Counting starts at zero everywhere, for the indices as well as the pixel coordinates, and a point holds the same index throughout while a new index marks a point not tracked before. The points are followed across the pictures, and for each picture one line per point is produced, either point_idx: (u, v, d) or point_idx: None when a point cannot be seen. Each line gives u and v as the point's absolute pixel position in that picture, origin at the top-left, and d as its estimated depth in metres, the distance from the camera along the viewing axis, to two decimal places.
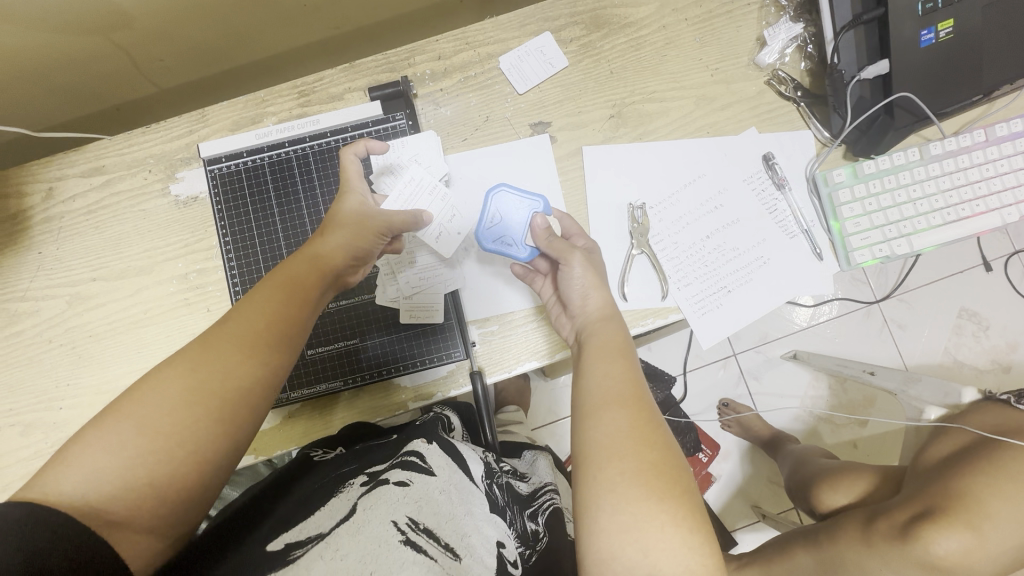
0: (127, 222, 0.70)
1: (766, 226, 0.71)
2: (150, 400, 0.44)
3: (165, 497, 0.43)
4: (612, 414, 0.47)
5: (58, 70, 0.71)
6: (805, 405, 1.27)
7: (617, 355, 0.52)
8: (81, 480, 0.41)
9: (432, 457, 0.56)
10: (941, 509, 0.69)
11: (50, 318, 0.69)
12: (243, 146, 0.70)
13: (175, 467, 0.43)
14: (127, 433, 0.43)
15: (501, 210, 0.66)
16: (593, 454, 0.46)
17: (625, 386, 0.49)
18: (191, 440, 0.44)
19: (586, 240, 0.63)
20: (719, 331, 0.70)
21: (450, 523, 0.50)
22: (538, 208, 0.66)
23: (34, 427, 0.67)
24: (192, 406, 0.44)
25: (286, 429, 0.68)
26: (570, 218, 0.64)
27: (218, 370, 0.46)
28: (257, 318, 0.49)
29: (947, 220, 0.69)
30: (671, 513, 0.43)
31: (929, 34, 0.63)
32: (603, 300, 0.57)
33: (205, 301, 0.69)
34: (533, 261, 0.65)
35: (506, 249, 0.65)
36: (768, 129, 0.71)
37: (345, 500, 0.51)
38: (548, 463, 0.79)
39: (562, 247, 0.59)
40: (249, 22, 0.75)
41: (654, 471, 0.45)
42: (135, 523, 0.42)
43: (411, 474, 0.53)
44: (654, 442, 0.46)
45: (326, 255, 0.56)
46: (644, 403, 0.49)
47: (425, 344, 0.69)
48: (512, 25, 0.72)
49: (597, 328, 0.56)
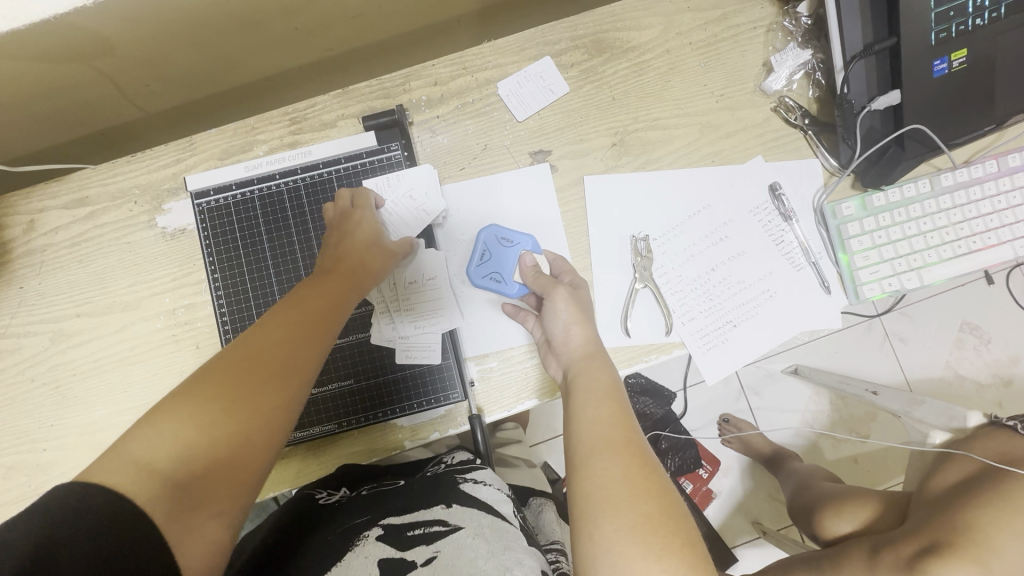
0: (112, 255, 0.68)
1: (772, 258, 0.69)
2: (207, 388, 0.44)
3: (233, 481, 0.43)
4: (604, 461, 0.45)
5: (40, 100, 0.68)
6: (806, 422, 1.25)
7: (608, 398, 0.51)
8: (129, 474, 0.39)
9: (455, 516, 0.52)
10: (947, 542, 0.68)
11: (33, 355, 0.67)
12: (231, 178, 0.67)
13: (237, 447, 0.43)
14: (183, 420, 0.42)
15: (489, 245, 0.66)
16: (587, 507, 0.43)
17: (615, 429, 0.48)
18: (249, 424, 0.44)
19: (573, 275, 0.64)
20: (723, 366, 0.68)
21: (489, 561, 0.45)
22: (527, 246, 0.66)
23: (17, 469, 0.65)
24: (248, 394, 0.45)
25: (279, 471, 0.66)
26: (563, 258, 0.66)
27: (261, 349, 0.47)
28: (303, 315, 0.52)
29: (957, 253, 0.67)
30: (671, 571, 0.41)
31: (942, 65, 0.61)
32: (588, 338, 0.57)
33: (194, 338, 0.67)
34: (523, 297, 0.66)
35: (495, 284, 0.66)
36: (774, 158, 0.69)
37: (364, 558, 0.48)
38: (555, 515, 0.80)
39: (547, 283, 0.62)
40: (238, 48, 0.72)
41: (652, 524, 0.42)
42: (209, 508, 0.41)
43: (437, 544, 0.48)
44: (650, 491, 0.44)
45: (358, 263, 0.60)
46: (635, 446, 0.47)
47: (421, 385, 0.67)
48: (510, 49, 0.69)
49: (583, 366, 0.55)
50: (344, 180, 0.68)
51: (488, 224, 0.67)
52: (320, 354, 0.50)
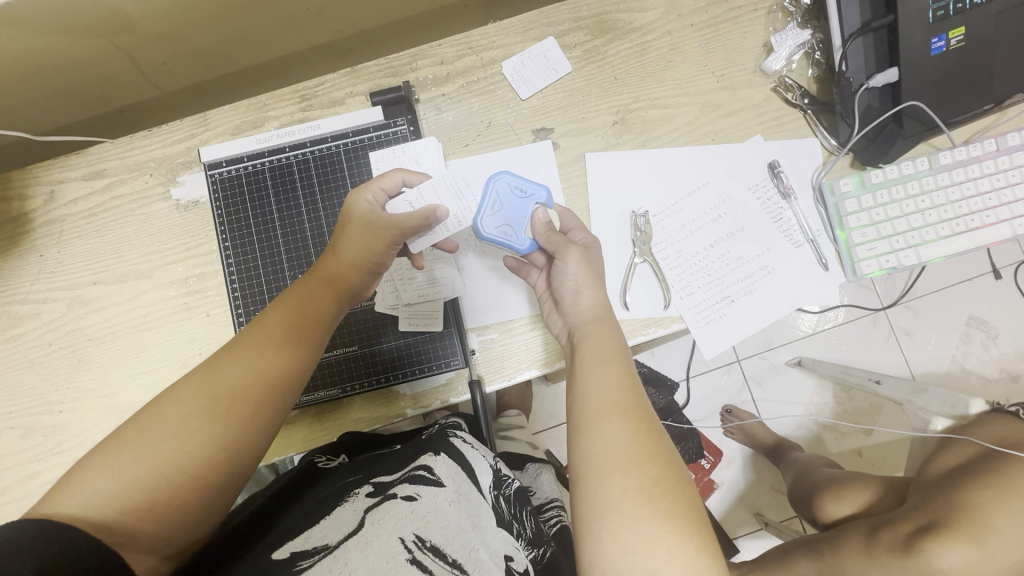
0: (127, 225, 0.70)
1: (771, 235, 0.70)
2: (156, 426, 0.44)
3: (172, 517, 0.43)
4: (611, 425, 0.45)
5: (62, 76, 0.71)
6: (809, 413, 1.25)
7: (613, 360, 0.50)
8: (82, 501, 0.41)
9: (441, 468, 0.54)
10: (945, 521, 0.67)
11: (51, 321, 0.69)
12: (243, 151, 0.70)
13: (177, 487, 0.43)
14: (130, 459, 0.43)
15: (501, 197, 0.63)
16: (592, 470, 0.44)
17: (625, 396, 0.47)
18: (193, 463, 0.44)
19: (585, 235, 0.61)
20: (721, 341, 0.69)
21: (459, 537, 0.48)
22: (541, 199, 0.62)
23: (33, 429, 0.67)
24: (194, 432, 0.44)
25: (285, 436, 0.68)
26: (571, 213, 0.63)
27: (217, 383, 0.46)
28: (267, 341, 0.49)
29: (956, 231, 0.68)
30: (677, 534, 0.41)
31: (941, 42, 0.61)
32: (598, 300, 0.55)
33: (205, 306, 0.69)
34: (531, 253, 0.62)
35: (506, 238, 0.62)
36: (774, 136, 0.70)
37: (352, 510, 0.50)
38: (552, 477, 0.81)
39: (560, 241, 0.58)
40: (250, 26, 0.74)
41: (660, 489, 0.43)
42: (142, 543, 0.42)
43: (419, 488, 0.51)
44: (658, 458, 0.44)
45: (342, 271, 0.57)
46: (645, 413, 0.47)
47: (424, 353, 0.68)
48: (515, 30, 0.71)
49: (591, 330, 0.54)
50: (351, 153, 0.70)
51: (502, 171, 0.63)
52: (274, 379, 0.48)
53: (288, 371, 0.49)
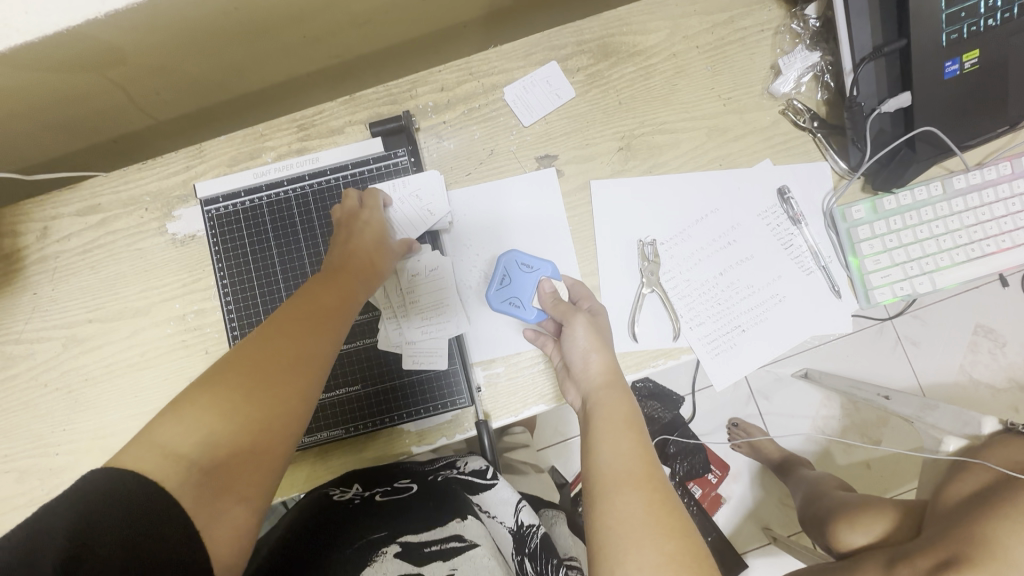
0: (123, 261, 0.69)
1: (781, 262, 0.68)
2: (223, 387, 0.45)
3: (258, 468, 0.44)
4: (625, 497, 0.44)
5: (54, 111, 0.69)
6: (818, 427, 1.24)
7: (627, 429, 0.50)
8: (164, 457, 0.41)
9: (471, 532, 0.52)
10: (967, 556, 0.66)
11: (45, 361, 0.67)
12: (240, 185, 0.68)
13: (261, 437, 0.44)
14: (203, 414, 0.43)
15: (511, 270, 0.65)
16: (607, 545, 0.42)
17: (638, 464, 0.46)
18: (271, 419, 0.45)
19: (591, 301, 0.64)
20: (732, 372, 0.67)
21: None
22: (547, 273, 0.66)
23: (29, 473, 0.66)
24: (269, 390, 0.46)
25: (287, 476, 0.66)
26: (582, 285, 0.65)
27: (269, 347, 0.48)
28: (311, 312, 0.52)
29: (970, 257, 0.66)
30: None
31: (954, 66, 0.60)
32: (607, 364, 0.56)
33: (203, 343, 0.68)
34: (540, 323, 0.66)
35: (514, 310, 0.65)
36: (783, 160, 0.69)
37: (382, 574, 0.48)
38: (565, 527, 0.81)
39: (565, 309, 0.61)
40: (246, 56, 0.72)
41: (675, 565, 0.41)
42: (239, 495, 0.42)
43: (455, 562, 0.49)
44: (673, 529, 0.43)
45: (368, 256, 0.61)
46: (658, 482, 0.45)
47: (429, 390, 0.67)
48: (517, 54, 0.69)
49: (601, 396, 0.54)
50: (351, 185, 0.69)
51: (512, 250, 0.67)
52: (327, 344, 0.51)
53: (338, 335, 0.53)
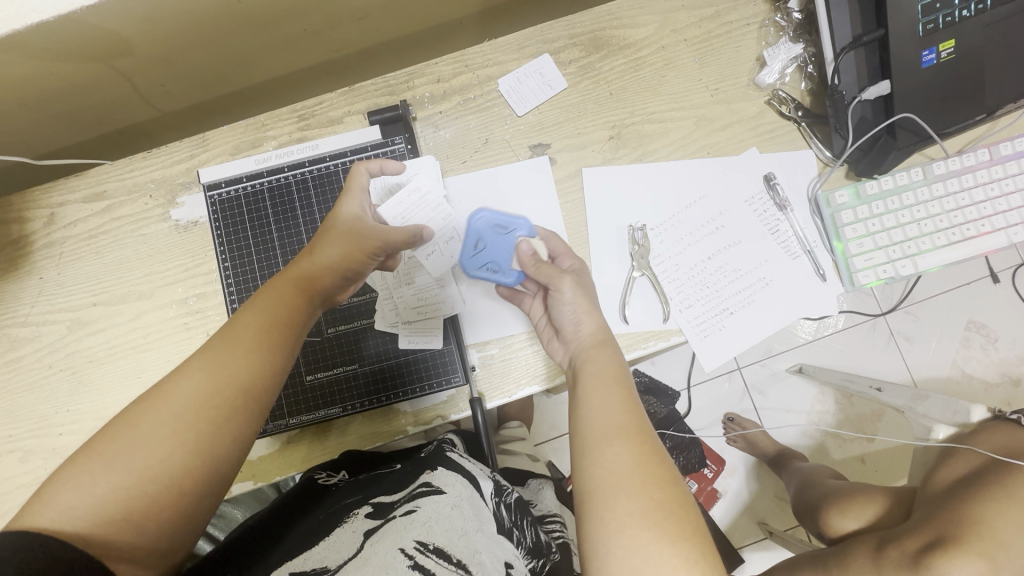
0: (127, 246, 0.70)
1: (768, 247, 0.70)
2: (136, 430, 0.44)
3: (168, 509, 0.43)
4: (614, 448, 0.45)
5: (61, 101, 0.71)
6: (812, 420, 1.25)
7: (615, 385, 0.50)
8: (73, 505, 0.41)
9: (440, 480, 0.54)
10: (954, 537, 0.67)
11: (50, 343, 0.69)
12: (242, 171, 0.70)
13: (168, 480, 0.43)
14: (110, 462, 0.43)
15: (484, 235, 0.68)
16: (596, 492, 0.44)
17: (627, 418, 0.48)
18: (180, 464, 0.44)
19: (573, 261, 0.62)
20: (721, 354, 0.69)
21: (463, 539, 0.47)
22: (522, 231, 0.67)
23: (33, 453, 0.67)
24: (180, 432, 0.44)
25: (285, 456, 0.68)
26: (558, 238, 0.64)
27: (189, 385, 0.46)
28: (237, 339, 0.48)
29: (952, 240, 0.68)
30: (683, 556, 0.41)
31: (931, 55, 0.62)
32: (597, 326, 0.56)
33: (205, 326, 0.69)
34: (522, 283, 0.66)
35: (494, 275, 0.66)
36: (769, 148, 0.71)
37: (351, 531, 0.50)
38: (552, 493, 0.83)
39: (551, 273, 0.58)
40: (250, 50, 0.75)
41: (663, 511, 0.43)
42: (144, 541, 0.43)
43: (419, 501, 0.51)
44: (660, 479, 0.44)
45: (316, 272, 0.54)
46: (646, 435, 0.47)
47: (425, 369, 0.68)
48: (511, 47, 0.72)
49: (591, 355, 0.54)
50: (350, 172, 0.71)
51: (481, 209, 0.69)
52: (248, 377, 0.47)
53: (266, 366, 0.49)
